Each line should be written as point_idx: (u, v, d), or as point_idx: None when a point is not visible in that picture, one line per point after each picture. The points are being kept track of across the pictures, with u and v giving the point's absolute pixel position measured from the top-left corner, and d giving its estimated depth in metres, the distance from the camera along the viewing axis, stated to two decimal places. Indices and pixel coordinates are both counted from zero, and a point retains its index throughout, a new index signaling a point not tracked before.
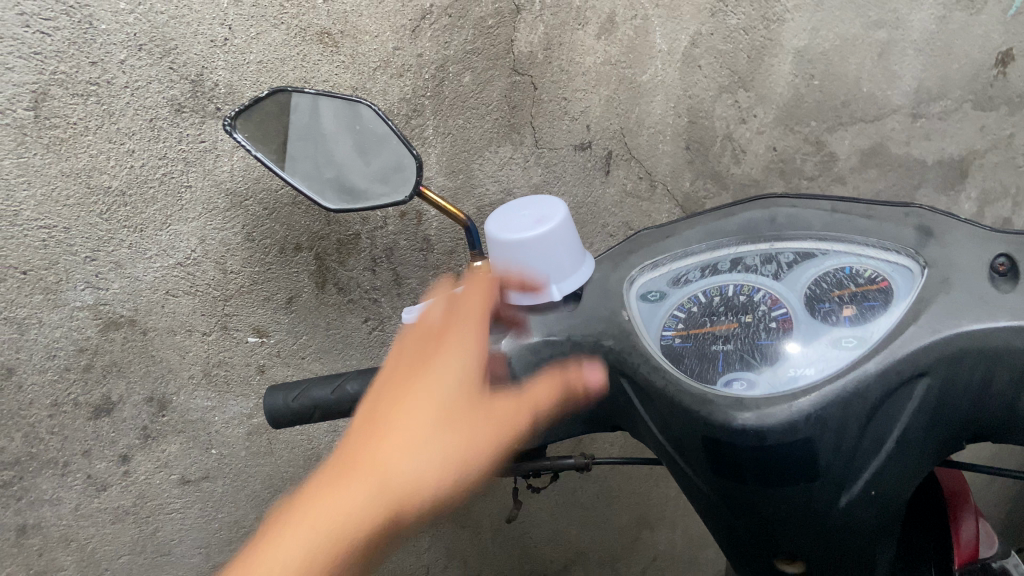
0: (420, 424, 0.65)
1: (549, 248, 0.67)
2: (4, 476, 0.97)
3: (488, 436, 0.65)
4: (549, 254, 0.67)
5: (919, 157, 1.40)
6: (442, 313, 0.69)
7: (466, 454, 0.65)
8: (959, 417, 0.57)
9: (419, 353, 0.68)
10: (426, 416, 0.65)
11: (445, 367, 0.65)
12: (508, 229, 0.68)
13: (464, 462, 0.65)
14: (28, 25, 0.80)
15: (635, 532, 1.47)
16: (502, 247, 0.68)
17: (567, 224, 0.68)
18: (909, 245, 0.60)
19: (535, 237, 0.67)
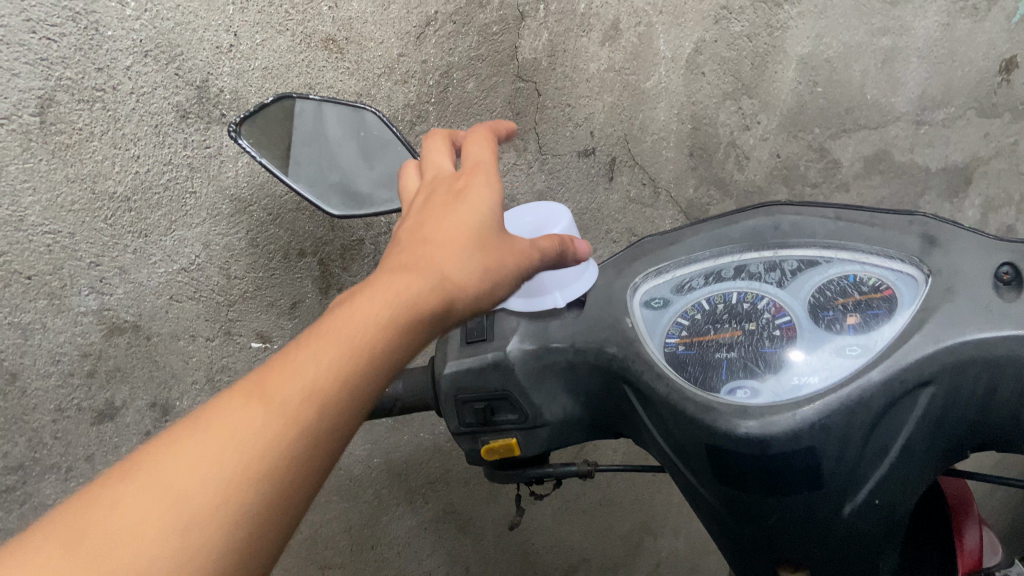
0: (440, 239, 0.53)
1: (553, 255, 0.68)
2: (7, 480, 0.95)
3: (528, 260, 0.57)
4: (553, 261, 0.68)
5: (924, 165, 1.38)
6: (464, 163, 0.61)
7: (506, 263, 0.55)
8: (964, 426, 0.57)
9: (438, 193, 0.58)
10: (451, 233, 0.54)
11: (475, 191, 0.57)
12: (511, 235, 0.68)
13: (503, 275, 0.55)
14: (35, 32, 0.83)
15: (637, 539, 1.45)
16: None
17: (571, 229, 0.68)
18: (912, 253, 0.60)
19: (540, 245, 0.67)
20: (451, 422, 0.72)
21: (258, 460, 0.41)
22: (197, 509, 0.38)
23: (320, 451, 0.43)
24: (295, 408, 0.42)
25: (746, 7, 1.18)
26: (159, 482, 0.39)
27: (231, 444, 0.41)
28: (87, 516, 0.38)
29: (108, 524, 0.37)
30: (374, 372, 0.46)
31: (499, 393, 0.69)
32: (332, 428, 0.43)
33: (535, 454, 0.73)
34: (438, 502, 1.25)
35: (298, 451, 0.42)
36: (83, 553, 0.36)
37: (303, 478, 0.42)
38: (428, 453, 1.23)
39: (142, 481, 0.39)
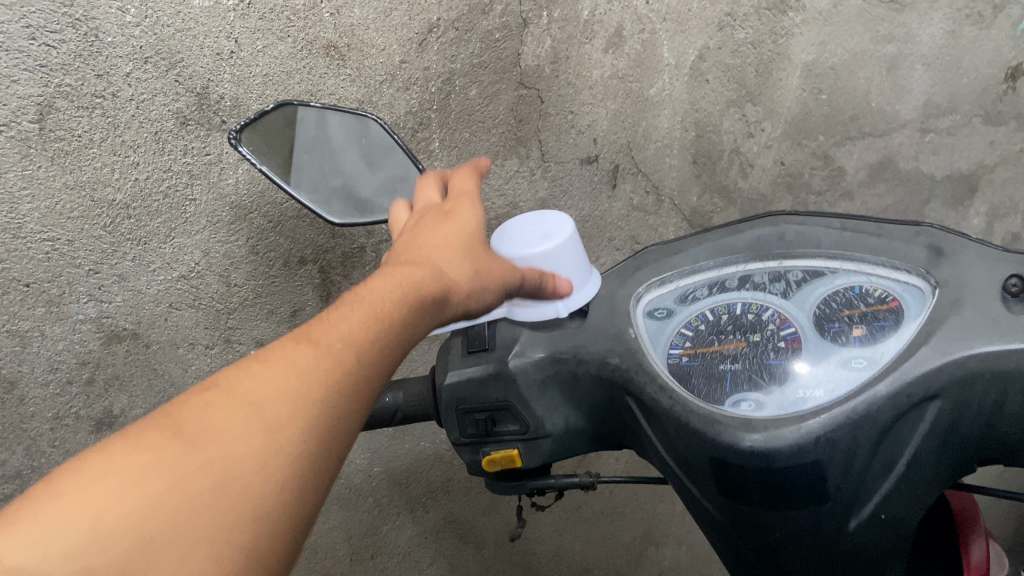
0: (439, 243, 0.60)
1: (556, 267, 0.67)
2: (5, 489, 1.00)
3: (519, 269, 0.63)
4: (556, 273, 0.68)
5: (929, 172, 1.38)
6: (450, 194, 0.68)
7: (499, 265, 0.62)
8: (971, 441, 0.56)
9: (431, 212, 0.65)
10: (447, 238, 0.61)
11: (465, 210, 0.64)
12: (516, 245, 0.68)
13: (497, 278, 0.61)
14: (34, 38, 0.82)
15: (640, 549, 1.43)
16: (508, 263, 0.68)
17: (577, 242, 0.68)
18: (919, 265, 0.59)
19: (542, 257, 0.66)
20: (452, 432, 0.72)
21: (316, 382, 0.45)
22: (268, 417, 0.43)
23: (364, 383, 0.48)
24: (340, 347, 0.48)
25: (750, 14, 1.17)
26: (234, 395, 0.44)
27: (292, 367, 0.46)
28: (175, 419, 0.43)
29: (194, 427, 0.43)
30: (400, 332, 0.51)
31: (501, 404, 0.69)
32: (371, 367, 0.48)
33: (536, 465, 0.72)
34: (438, 511, 1.24)
35: (348, 380, 0.47)
36: (171, 447, 0.42)
37: (351, 406, 0.47)
38: (429, 462, 1.21)
39: (219, 394, 0.44)
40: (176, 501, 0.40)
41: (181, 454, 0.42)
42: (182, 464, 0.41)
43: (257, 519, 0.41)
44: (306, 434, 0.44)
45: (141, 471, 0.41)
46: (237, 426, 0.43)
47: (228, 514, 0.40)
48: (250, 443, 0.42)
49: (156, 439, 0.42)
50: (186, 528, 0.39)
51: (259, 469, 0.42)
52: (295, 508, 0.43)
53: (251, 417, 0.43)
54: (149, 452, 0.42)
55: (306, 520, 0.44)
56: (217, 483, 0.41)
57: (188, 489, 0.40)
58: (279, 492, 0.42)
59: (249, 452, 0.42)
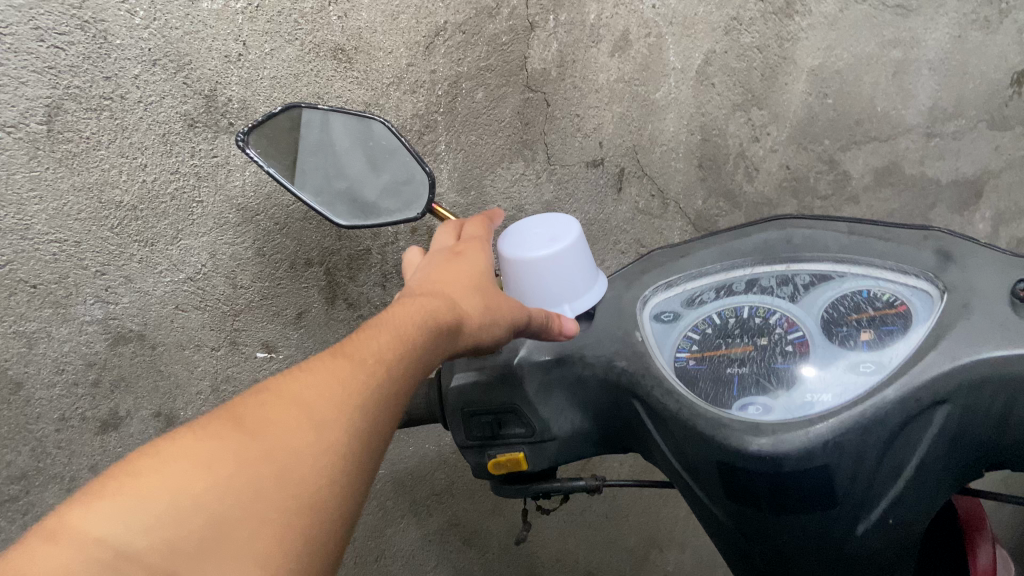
0: (449, 283, 0.65)
1: (559, 268, 0.67)
2: (10, 491, 0.97)
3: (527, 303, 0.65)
4: (561, 273, 0.67)
5: (933, 177, 1.38)
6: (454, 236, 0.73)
7: (507, 301, 0.65)
8: (978, 446, 0.55)
9: (441, 256, 0.70)
10: (458, 279, 0.65)
11: (473, 254, 0.70)
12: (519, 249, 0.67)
13: (506, 312, 0.64)
14: (42, 40, 0.81)
15: (643, 552, 1.44)
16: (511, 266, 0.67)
17: (581, 244, 0.68)
18: (927, 269, 0.59)
19: (545, 256, 0.66)
20: (458, 435, 0.72)
21: (356, 392, 0.50)
22: (319, 417, 0.47)
23: (393, 397, 0.52)
24: (372, 362, 0.52)
25: (757, 18, 1.17)
26: (285, 397, 0.47)
27: (334, 377, 0.50)
28: (232, 414, 0.46)
29: (253, 421, 0.45)
30: (421, 355, 0.56)
31: (506, 407, 0.69)
32: (400, 382, 0.53)
33: (542, 468, 0.72)
34: (442, 514, 1.24)
35: (382, 391, 0.51)
36: (234, 437, 0.44)
37: (383, 416, 0.51)
38: (434, 466, 1.21)
39: (272, 395, 0.47)
40: (246, 484, 0.42)
41: (246, 443, 0.44)
42: (248, 451, 0.43)
43: (315, 506, 0.44)
44: (352, 435, 0.48)
45: (209, 456, 0.42)
46: (296, 422, 0.46)
47: (292, 499, 0.43)
48: (306, 437, 0.45)
49: (219, 430, 0.44)
50: (257, 510, 0.41)
51: (316, 461, 0.45)
52: (344, 503, 0.46)
53: (304, 416, 0.46)
54: (215, 439, 0.43)
55: (349, 518, 0.46)
56: (282, 469, 0.43)
57: (256, 474, 0.43)
58: (332, 483, 0.45)
59: (306, 446, 0.45)
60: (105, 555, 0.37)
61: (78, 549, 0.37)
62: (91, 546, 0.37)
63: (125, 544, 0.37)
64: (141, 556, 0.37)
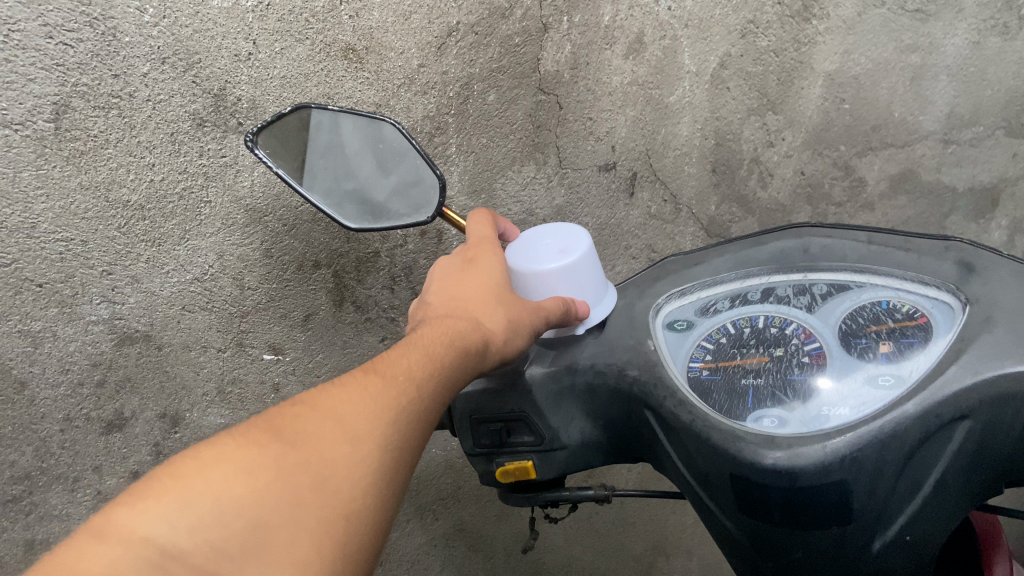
0: (466, 301, 0.65)
1: (552, 285, 0.65)
2: (14, 491, 1.00)
3: (541, 308, 0.63)
4: (577, 286, 0.66)
5: (951, 185, 1.36)
6: (469, 240, 0.73)
7: (524, 307, 0.64)
8: (1000, 463, 0.54)
9: (458, 270, 0.69)
10: (477, 294, 0.66)
11: (487, 261, 0.69)
12: (521, 260, 0.67)
13: (524, 321, 0.63)
14: (51, 37, 0.82)
15: (650, 559, 1.40)
16: (521, 279, 0.66)
17: (586, 256, 0.66)
18: (949, 280, 0.57)
19: (533, 273, 0.65)
20: (465, 442, 0.71)
21: (389, 408, 0.52)
22: (352, 430, 0.49)
23: (423, 414, 0.54)
24: (402, 381, 0.54)
25: (773, 22, 1.15)
26: (320, 411, 0.49)
27: (365, 394, 0.52)
28: (271, 424, 0.48)
29: (290, 432, 0.47)
30: (447, 375, 0.58)
31: (515, 414, 0.68)
32: (428, 401, 0.55)
33: (551, 477, 0.71)
34: (448, 519, 1.23)
35: (412, 409, 0.53)
36: (271, 445, 0.46)
37: (415, 433, 0.53)
38: (441, 470, 1.19)
39: (307, 408, 0.49)
40: (283, 491, 0.44)
41: (282, 451, 0.46)
42: (285, 460, 0.45)
43: (349, 515, 0.45)
44: (384, 449, 0.50)
45: (249, 462, 0.45)
46: (328, 435, 0.48)
47: (327, 508, 0.45)
48: (341, 448, 0.48)
49: (259, 438, 0.46)
50: (295, 515, 0.43)
51: (351, 472, 0.47)
52: (377, 515, 0.47)
53: (339, 430, 0.49)
54: (254, 447, 0.46)
55: (383, 529, 0.48)
56: (317, 477, 0.45)
57: (293, 481, 0.45)
58: (366, 494, 0.47)
59: (341, 457, 0.47)
60: (150, 552, 0.39)
61: (125, 546, 0.39)
62: (139, 546, 0.39)
63: (170, 545, 0.40)
64: (183, 555, 0.40)
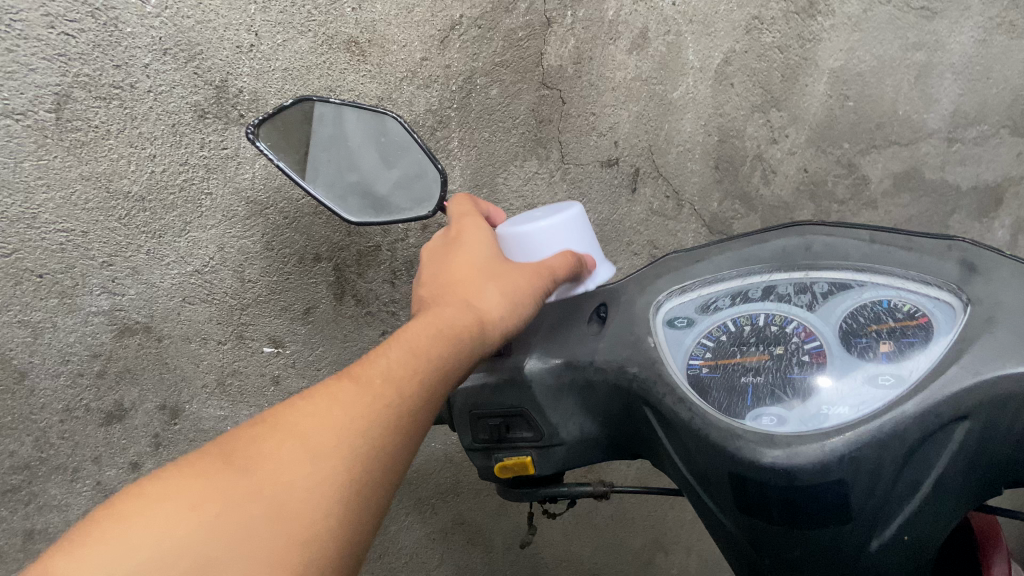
0: (456, 287, 0.64)
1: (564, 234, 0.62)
2: (13, 480, 0.99)
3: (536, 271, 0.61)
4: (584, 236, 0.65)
5: (956, 183, 1.32)
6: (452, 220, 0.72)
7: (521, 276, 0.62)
8: (1001, 464, 0.53)
9: (447, 252, 0.69)
10: (467, 277, 0.65)
11: (472, 243, 0.67)
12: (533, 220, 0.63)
13: (523, 288, 0.61)
14: (52, 26, 0.85)
15: (648, 555, 1.36)
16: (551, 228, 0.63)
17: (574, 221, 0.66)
18: (951, 280, 0.57)
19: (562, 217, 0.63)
20: (465, 436, 0.71)
21: (358, 419, 0.52)
22: (312, 450, 0.50)
23: (402, 417, 0.54)
24: (373, 387, 0.54)
25: (778, 18, 1.16)
26: (283, 432, 0.51)
27: (332, 407, 0.53)
28: (228, 456, 0.49)
29: (247, 459, 0.49)
30: (430, 371, 0.57)
31: (514, 410, 0.68)
32: (402, 405, 0.55)
33: (550, 473, 0.71)
34: (447, 512, 1.23)
35: (382, 414, 0.53)
36: (226, 475, 0.48)
37: (391, 439, 0.53)
38: (442, 465, 1.21)
39: (268, 431, 0.51)
40: (236, 523, 0.46)
41: (237, 481, 0.48)
42: (238, 492, 0.47)
43: (309, 537, 0.47)
44: (349, 463, 0.50)
45: (201, 496, 0.47)
46: (286, 458, 0.49)
47: (282, 533, 0.46)
48: (300, 469, 0.49)
49: (215, 469, 0.48)
50: (246, 545, 0.45)
51: (309, 493, 0.48)
52: (342, 531, 0.49)
53: (301, 449, 0.50)
54: (205, 483, 0.47)
55: (352, 542, 0.50)
56: (271, 506, 0.47)
57: (247, 512, 0.46)
58: (326, 515, 0.48)
59: (300, 478, 0.49)
60: None
61: None
62: None
63: None
64: None
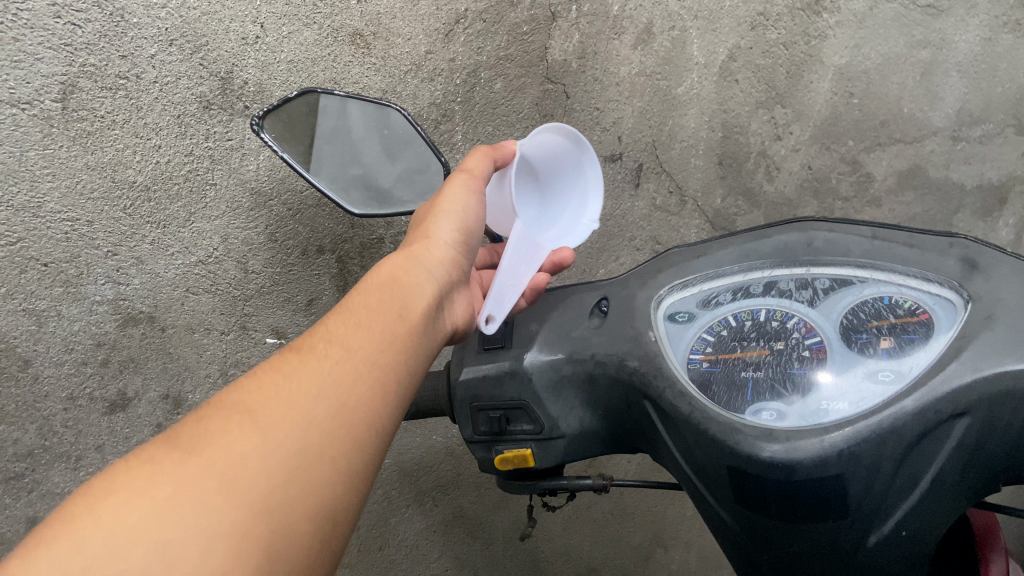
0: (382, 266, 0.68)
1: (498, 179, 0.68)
2: (16, 467, 0.99)
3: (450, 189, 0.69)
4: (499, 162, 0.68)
5: (959, 182, 1.31)
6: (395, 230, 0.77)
7: (442, 215, 0.69)
8: (1000, 461, 0.53)
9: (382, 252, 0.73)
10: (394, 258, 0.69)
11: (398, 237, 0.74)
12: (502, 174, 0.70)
13: (451, 217, 0.69)
14: (59, 16, 0.87)
15: (648, 551, 1.36)
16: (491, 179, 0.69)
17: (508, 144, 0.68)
18: (952, 277, 0.57)
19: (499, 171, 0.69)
20: (465, 429, 0.71)
21: (310, 385, 0.53)
22: (262, 421, 0.50)
23: (362, 380, 0.55)
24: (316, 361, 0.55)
25: (784, 14, 1.16)
26: (227, 410, 0.51)
27: (280, 380, 0.53)
28: (175, 442, 0.49)
29: (194, 441, 0.49)
30: (378, 337, 0.59)
31: (515, 402, 0.68)
32: (352, 369, 0.55)
33: (549, 466, 0.71)
34: (448, 505, 1.24)
35: (334, 380, 0.54)
36: (170, 457, 0.47)
37: (352, 403, 0.53)
38: (443, 457, 1.22)
39: (213, 414, 0.51)
40: (192, 497, 0.45)
41: (184, 461, 0.47)
42: (190, 469, 0.46)
43: (275, 505, 0.46)
44: (308, 427, 0.50)
45: (150, 481, 0.45)
46: (235, 435, 0.49)
47: (249, 503, 0.45)
48: (251, 443, 0.48)
49: (160, 456, 0.47)
50: (205, 518, 0.44)
51: (264, 460, 0.48)
52: (314, 498, 0.48)
53: (250, 423, 0.50)
54: (156, 467, 0.46)
55: (327, 511, 0.49)
56: (227, 478, 0.46)
57: (201, 487, 0.45)
58: (292, 480, 0.48)
59: (254, 449, 0.48)
60: None
61: None
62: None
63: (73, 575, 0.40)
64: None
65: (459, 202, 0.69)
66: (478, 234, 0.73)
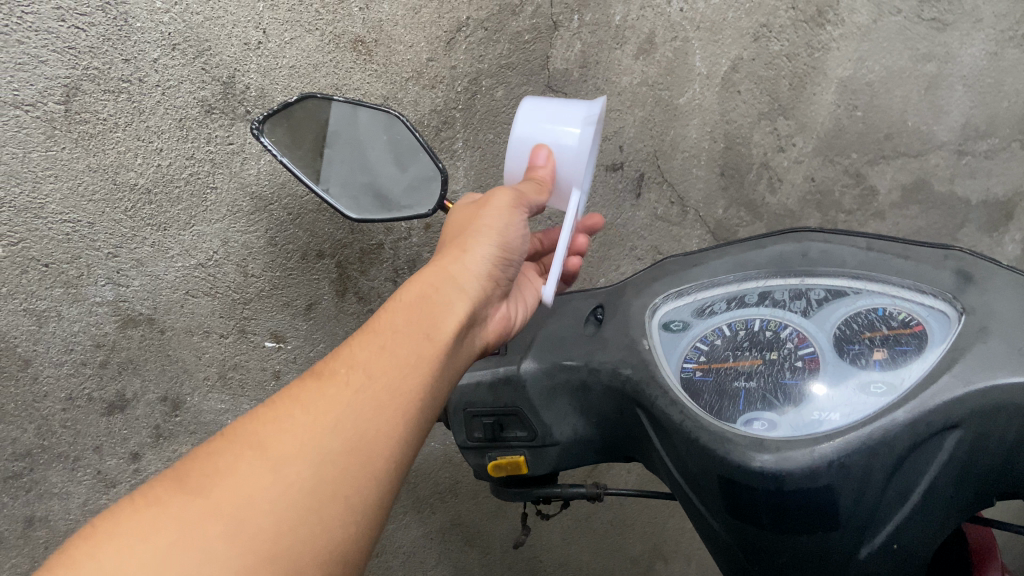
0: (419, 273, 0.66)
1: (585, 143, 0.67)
2: (15, 467, 1.01)
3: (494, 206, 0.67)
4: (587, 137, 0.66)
5: (964, 196, 1.32)
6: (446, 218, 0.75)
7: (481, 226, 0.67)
8: (992, 476, 0.53)
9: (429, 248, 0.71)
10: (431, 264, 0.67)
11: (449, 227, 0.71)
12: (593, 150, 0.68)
13: (489, 230, 0.67)
14: (63, 20, 0.87)
15: (647, 563, 1.35)
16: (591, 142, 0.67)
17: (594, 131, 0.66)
18: (946, 289, 0.57)
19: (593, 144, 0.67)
20: (459, 434, 0.72)
21: (325, 421, 0.53)
22: (275, 458, 0.51)
23: (380, 410, 0.54)
24: (332, 391, 0.55)
25: (787, 26, 1.16)
26: (244, 446, 0.52)
27: (297, 411, 0.54)
28: (189, 475, 0.50)
29: (205, 476, 0.50)
30: (402, 362, 0.58)
31: (509, 408, 0.69)
32: (370, 399, 0.55)
33: (543, 473, 0.71)
34: (446, 513, 1.23)
35: (349, 412, 0.54)
36: (182, 497, 0.49)
37: (369, 435, 0.53)
38: (439, 464, 1.21)
39: (229, 445, 0.52)
40: (196, 544, 0.46)
41: (194, 502, 0.48)
42: (196, 510, 0.48)
43: (283, 551, 0.47)
44: (319, 467, 0.51)
45: (159, 522, 0.47)
46: (245, 474, 0.50)
47: (253, 550, 0.46)
48: (261, 483, 0.49)
49: (172, 492, 0.49)
50: (207, 567, 0.45)
51: (272, 503, 0.48)
52: (324, 542, 0.49)
53: (263, 462, 0.50)
54: (165, 505, 0.48)
55: (338, 551, 0.49)
56: (232, 522, 0.47)
57: (208, 531, 0.47)
58: (298, 522, 0.48)
59: (262, 490, 0.49)
60: None
61: None
62: None
63: None
64: None
65: (501, 223, 0.66)
66: (519, 252, 0.70)
